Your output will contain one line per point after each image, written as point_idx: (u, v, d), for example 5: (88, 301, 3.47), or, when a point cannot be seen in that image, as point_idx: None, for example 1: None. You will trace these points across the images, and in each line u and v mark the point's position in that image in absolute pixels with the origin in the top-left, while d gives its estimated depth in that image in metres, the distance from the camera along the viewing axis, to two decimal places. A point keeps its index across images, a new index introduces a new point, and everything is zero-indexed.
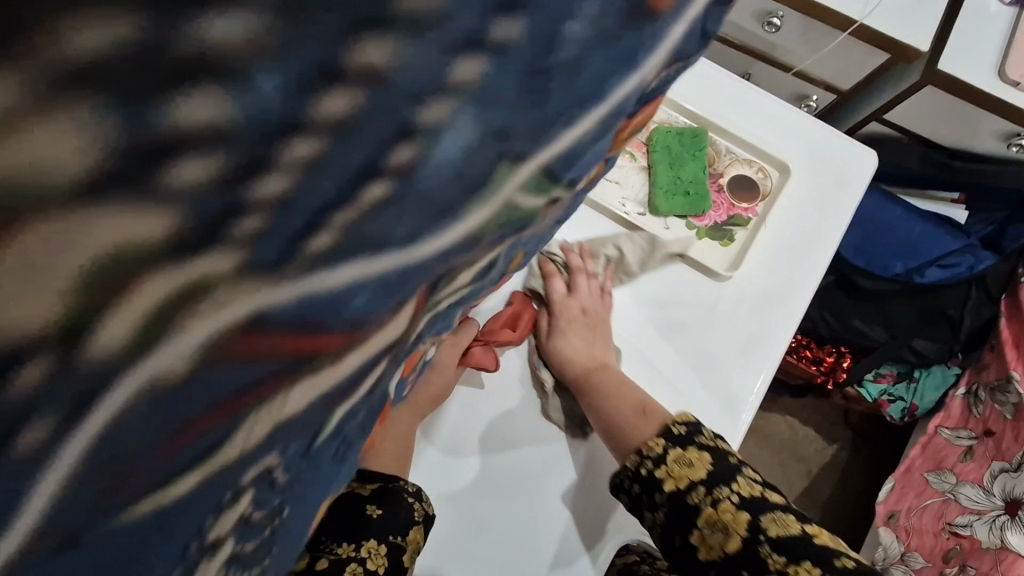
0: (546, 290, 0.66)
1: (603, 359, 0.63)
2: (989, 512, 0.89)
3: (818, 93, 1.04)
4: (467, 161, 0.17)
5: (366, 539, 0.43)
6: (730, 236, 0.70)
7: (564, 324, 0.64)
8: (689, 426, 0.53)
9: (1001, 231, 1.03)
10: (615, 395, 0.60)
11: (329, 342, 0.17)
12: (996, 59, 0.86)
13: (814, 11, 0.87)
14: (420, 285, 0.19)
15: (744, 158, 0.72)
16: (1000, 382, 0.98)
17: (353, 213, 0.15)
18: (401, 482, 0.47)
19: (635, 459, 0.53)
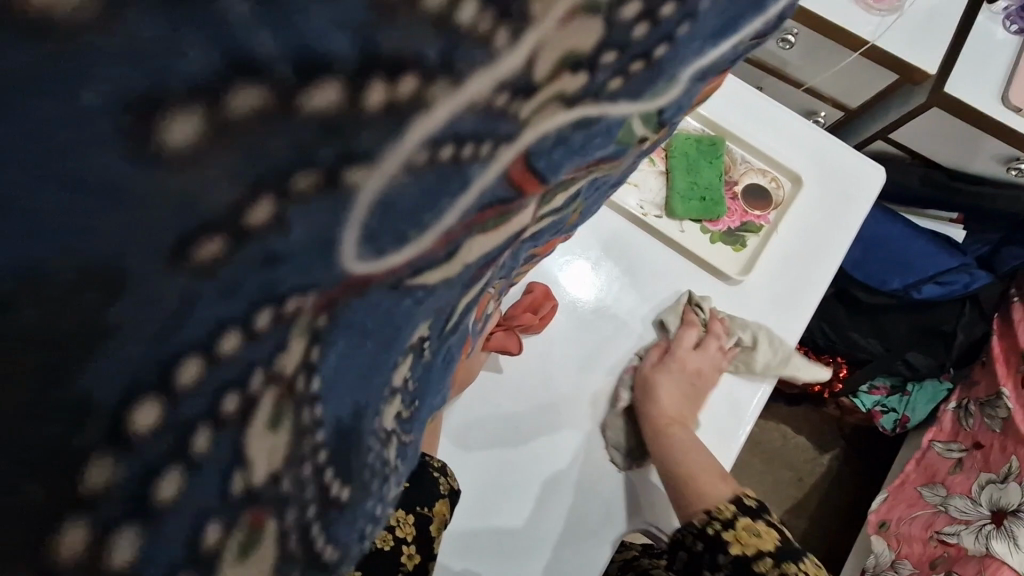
0: (677, 333, 0.67)
1: (687, 418, 0.64)
2: (976, 522, 0.91)
3: (827, 109, 1.07)
4: (586, 104, 0.18)
5: (396, 510, 0.47)
6: (742, 242, 0.73)
7: (673, 370, 0.65)
8: (759, 503, 0.58)
9: (996, 252, 1.05)
10: (685, 451, 0.61)
11: (448, 255, 0.19)
12: (999, 85, 0.89)
13: (827, 31, 0.90)
14: (515, 214, 0.21)
15: (758, 167, 0.75)
16: (990, 397, 1.01)
17: (499, 154, 0.17)
18: (427, 458, 0.51)
19: (703, 518, 0.57)
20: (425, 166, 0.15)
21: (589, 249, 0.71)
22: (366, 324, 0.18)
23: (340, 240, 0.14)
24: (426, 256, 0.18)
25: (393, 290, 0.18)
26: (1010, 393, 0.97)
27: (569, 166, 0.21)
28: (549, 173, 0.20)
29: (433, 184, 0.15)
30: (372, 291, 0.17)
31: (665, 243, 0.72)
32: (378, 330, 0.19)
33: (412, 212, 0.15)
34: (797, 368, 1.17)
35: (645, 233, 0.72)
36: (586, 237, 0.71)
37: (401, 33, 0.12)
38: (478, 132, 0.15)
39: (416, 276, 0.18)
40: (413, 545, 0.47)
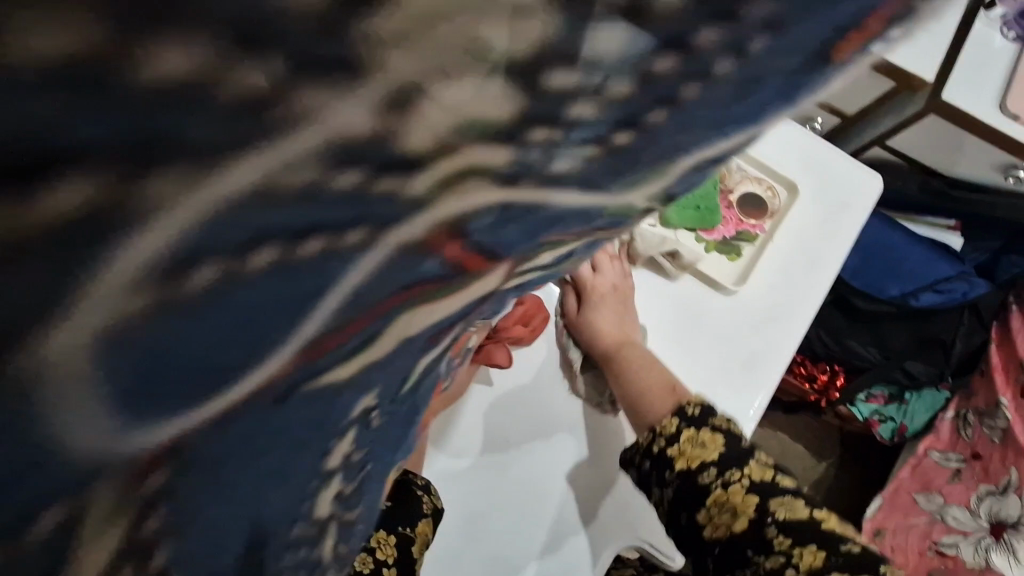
0: (572, 270, 0.66)
1: (631, 336, 0.64)
2: (974, 533, 0.92)
3: (824, 116, 1.06)
4: (522, 191, 0.15)
5: (376, 531, 0.46)
6: (737, 251, 0.71)
7: (595, 301, 0.64)
8: (703, 407, 0.54)
9: (996, 260, 1.05)
10: (643, 368, 0.61)
11: (363, 344, 0.18)
12: (997, 93, 0.88)
13: None
14: (475, 282, 0.19)
15: (754, 176, 0.73)
16: (989, 407, 1.00)
17: (377, 241, 0.15)
18: (410, 476, 0.51)
19: (648, 436, 0.54)
20: (206, 280, 0.13)
21: None
22: (235, 429, 0.16)
23: (107, 375, 0.13)
24: (297, 362, 0.16)
25: (258, 398, 0.16)
26: (1008, 403, 0.97)
27: (521, 244, 0.18)
28: (495, 245, 0.17)
29: (245, 296, 0.13)
30: (213, 409, 0.15)
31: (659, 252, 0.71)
32: (262, 426, 0.17)
33: (224, 328, 0.14)
34: (794, 376, 1.15)
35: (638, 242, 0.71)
36: None
37: (78, 135, 0.10)
38: (302, 236, 0.13)
39: (306, 374, 0.17)
40: (393, 567, 0.46)
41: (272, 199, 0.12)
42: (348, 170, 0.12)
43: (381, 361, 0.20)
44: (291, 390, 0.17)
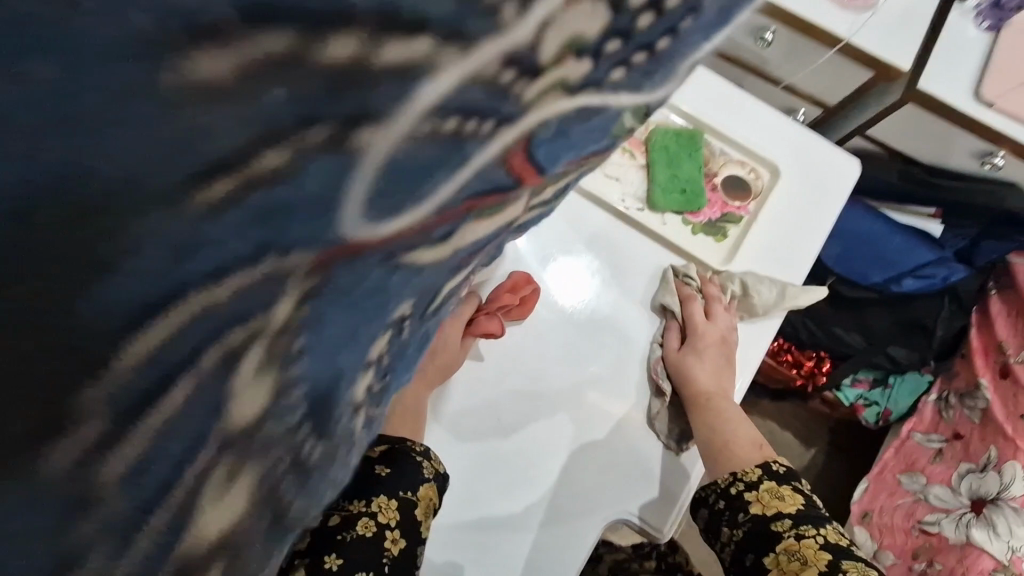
0: (685, 310, 0.69)
1: (724, 389, 0.67)
2: (955, 510, 0.94)
3: (805, 107, 1.09)
4: (587, 99, 0.23)
5: (377, 496, 0.49)
6: (723, 233, 0.73)
7: (703, 346, 0.67)
8: (786, 469, 0.60)
9: (975, 246, 1.08)
10: (735, 425, 0.64)
11: (451, 227, 0.24)
12: (972, 82, 0.91)
13: (802, 28, 0.92)
14: (511, 197, 0.26)
15: (736, 160, 0.76)
16: (969, 389, 1.02)
17: (506, 131, 0.21)
18: (409, 444, 0.53)
19: (727, 479, 0.59)
20: (419, 132, 0.18)
21: (570, 241, 0.72)
22: (370, 275, 0.23)
23: (338, 198, 0.18)
24: (424, 225, 0.22)
25: (392, 250, 0.22)
26: (987, 383, 1.00)
27: (562, 155, 0.25)
28: (547, 159, 0.25)
29: (431, 154, 0.19)
30: (375, 246, 0.21)
31: (648, 236, 0.73)
32: (381, 282, 0.24)
33: (418, 176, 0.20)
34: (781, 363, 1.18)
35: (628, 227, 0.73)
36: (566, 228, 0.72)
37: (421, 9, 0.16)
38: (476, 115, 0.19)
39: (422, 241, 0.23)
40: (396, 530, 0.49)
41: (477, 81, 0.18)
42: (514, 71, 0.19)
43: (450, 248, 0.26)
44: (395, 252, 0.23)
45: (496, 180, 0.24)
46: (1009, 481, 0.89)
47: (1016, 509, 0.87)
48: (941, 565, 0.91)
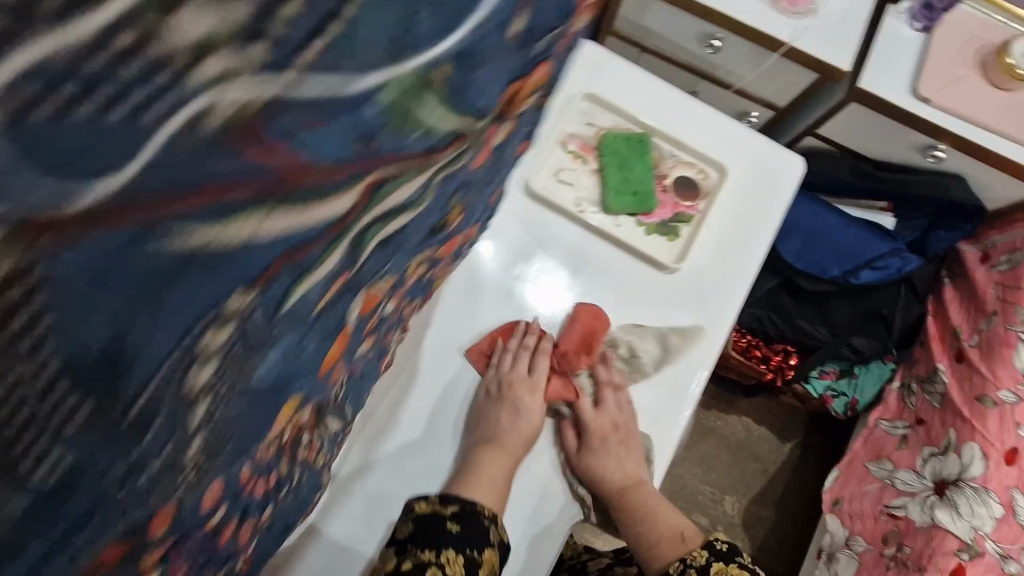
0: (573, 412, 0.72)
1: (638, 477, 0.70)
2: (920, 493, 0.95)
3: (758, 110, 1.13)
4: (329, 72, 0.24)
5: (444, 548, 0.57)
6: (675, 232, 0.76)
7: (595, 443, 0.68)
8: (730, 545, 0.64)
9: (927, 236, 1.12)
10: (649, 516, 0.68)
11: (220, 220, 0.22)
12: (910, 80, 0.95)
13: (746, 34, 0.95)
14: (287, 206, 0.24)
15: (686, 161, 0.78)
16: (929, 374, 1.06)
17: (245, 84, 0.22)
18: (478, 507, 0.60)
19: (677, 566, 0.64)
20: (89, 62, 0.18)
21: (529, 247, 0.74)
22: (101, 263, 0.19)
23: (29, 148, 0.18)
24: (149, 189, 0.20)
25: (130, 233, 0.20)
26: (945, 368, 1.03)
27: (328, 137, 0.24)
28: (311, 137, 0.24)
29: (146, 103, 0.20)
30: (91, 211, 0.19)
31: (608, 240, 0.75)
32: (138, 285, 0.20)
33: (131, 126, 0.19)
34: (750, 358, 1.21)
35: (597, 237, 0.75)
36: (525, 235, 0.74)
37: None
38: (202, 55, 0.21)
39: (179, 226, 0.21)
40: None
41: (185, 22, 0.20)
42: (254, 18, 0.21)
43: (246, 257, 0.23)
44: (144, 235, 0.20)
45: (236, 160, 0.22)
46: (968, 462, 0.91)
47: (975, 488, 0.88)
48: (909, 548, 0.91)
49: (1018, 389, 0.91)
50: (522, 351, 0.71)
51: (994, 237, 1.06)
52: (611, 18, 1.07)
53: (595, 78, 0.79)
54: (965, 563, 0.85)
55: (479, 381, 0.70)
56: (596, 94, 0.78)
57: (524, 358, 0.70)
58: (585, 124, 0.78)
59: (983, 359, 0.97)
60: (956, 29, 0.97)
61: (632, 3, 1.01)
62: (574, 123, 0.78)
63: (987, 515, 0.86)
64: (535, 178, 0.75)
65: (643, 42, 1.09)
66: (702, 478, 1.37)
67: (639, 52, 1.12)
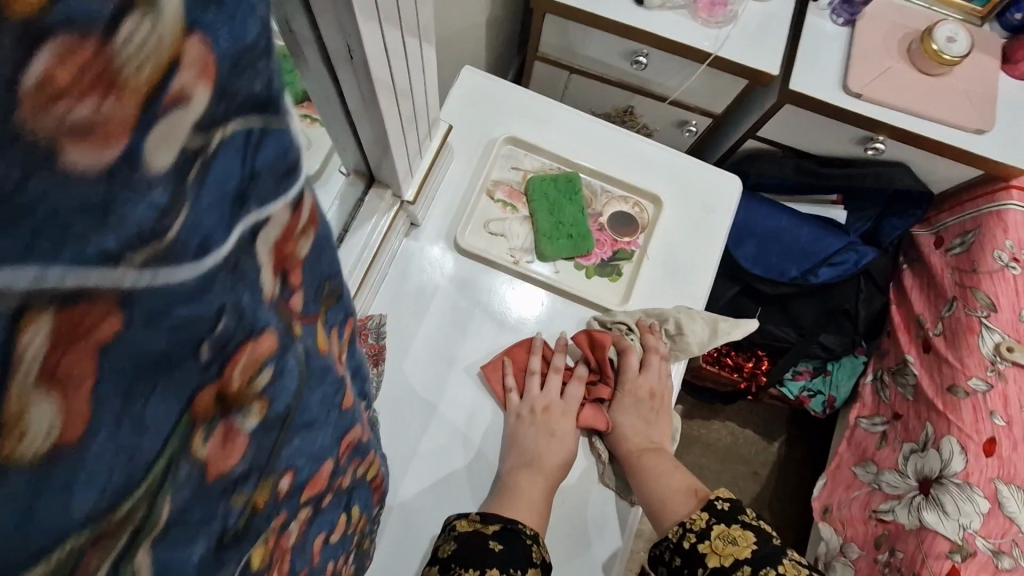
0: (620, 361, 0.71)
1: (660, 444, 0.68)
2: (906, 495, 0.93)
3: (696, 119, 1.10)
4: None
5: (489, 567, 0.53)
6: (618, 271, 0.74)
7: (630, 402, 0.69)
8: (732, 503, 0.60)
9: (880, 224, 1.11)
10: (662, 475, 0.65)
11: None
12: (839, 75, 0.94)
13: (670, 49, 0.93)
14: None
15: (619, 196, 0.76)
16: (899, 365, 1.05)
17: None
18: (520, 526, 0.57)
19: (677, 530, 0.60)
20: None
21: (463, 312, 0.70)
22: None
23: None
24: None
25: None
26: (914, 359, 1.02)
27: None
28: None
29: None
30: None
31: (551, 290, 0.72)
32: None
33: None
34: (722, 367, 1.19)
35: (515, 281, 0.72)
36: (459, 298, 0.70)
37: None
38: None
39: None
40: None
41: None
42: None
43: None
44: None
45: None
46: (948, 457, 0.89)
47: (959, 485, 0.86)
48: (901, 553, 0.89)
49: (987, 375, 0.89)
50: (549, 374, 0.69)
51: (944, 220, 1.06)
52: (534, 44, 1.03)
53: (511, 123, 0.76)
54: (958, 564, 0.82)
55: (506, 412, 0.67)
56: (517, 137, 0.75)
57: (553, 382, 0.68)
58: (510, 169, 0.75)
59: (949, 347, 0.96)
60: (878, 20, 0.95)
61: (551, 28, 0.98)
62: (498, 171, 0.75)
63: (974, 512, 0.83)
64: (462, 235, 0.71)
65: (569, 64, 1.06)
66: None
67: (568, 75, 1.08)
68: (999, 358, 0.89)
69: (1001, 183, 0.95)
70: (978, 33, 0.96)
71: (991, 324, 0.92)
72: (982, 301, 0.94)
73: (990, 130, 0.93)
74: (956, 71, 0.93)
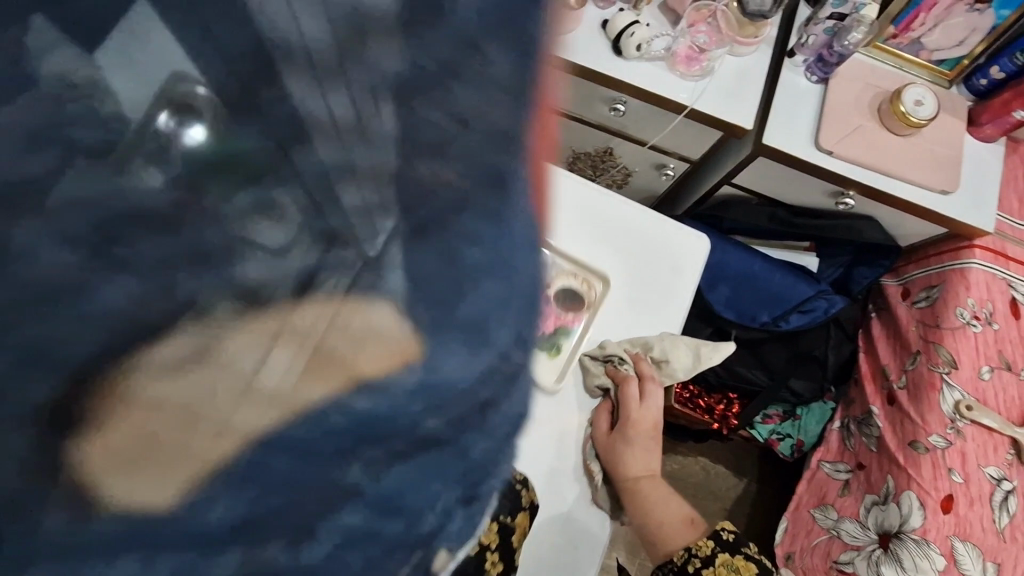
0: (621, 393, 0.70)
1: (655, 471, 0.69)
2: (866, 547, 0.94)
3: (674, 162, 1.11)
4: None
5: (483, 517, 0.54)
6: (558, 347, 0.71)
7: (634, 435, 0.68)
8: (735, 536, 0.66)
9: (849, 273, 1.14)
10: (663, 503, 0.67)
11: None
12: (811, 131, 0.95)
13: (648, 99, 0.94)
14: None
15: (568, 270, 0.73)
16: (864, 415, 1.07)
17: None
18: (509, 472, 0.58)
19: (683, 555, 0.65)
20: None
21: None
22: None
23: None
24: None
25: None
26: (879, 411, 1.04)
27: None
28: None
29: None
30: None
31: None
32: None
33: None
34: (694, 408, 1.18)
35: None
36: None
37: None
38: None
39: None
40: (496, 551, 0.55)
41: None
42: None
43: None
44: None
45: None
46: (907, 512, 0.90)
47: (916, 541, 0.87)
48: None
49: (946, 433, 0.92)
50: None
51: (910, 272, 1.08)
52: None
53: None
54: None
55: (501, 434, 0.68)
56: None
57: None
58: None
59: (910, 401, 0.98)
60: (851, 80, 0.97)
61: None
62: None
63: (930, 569, 0.85)
64: None
65: None
66: None
67: None
68: (959, 417, 0.91)
69: (965, 242, 0.98)
70: (946, 96, 0.99)
71: (951, 381, 0.94)
72: (943, 358, 0.96)
73: (955, 191, 0.95)
74: (924, 132, 0.96)
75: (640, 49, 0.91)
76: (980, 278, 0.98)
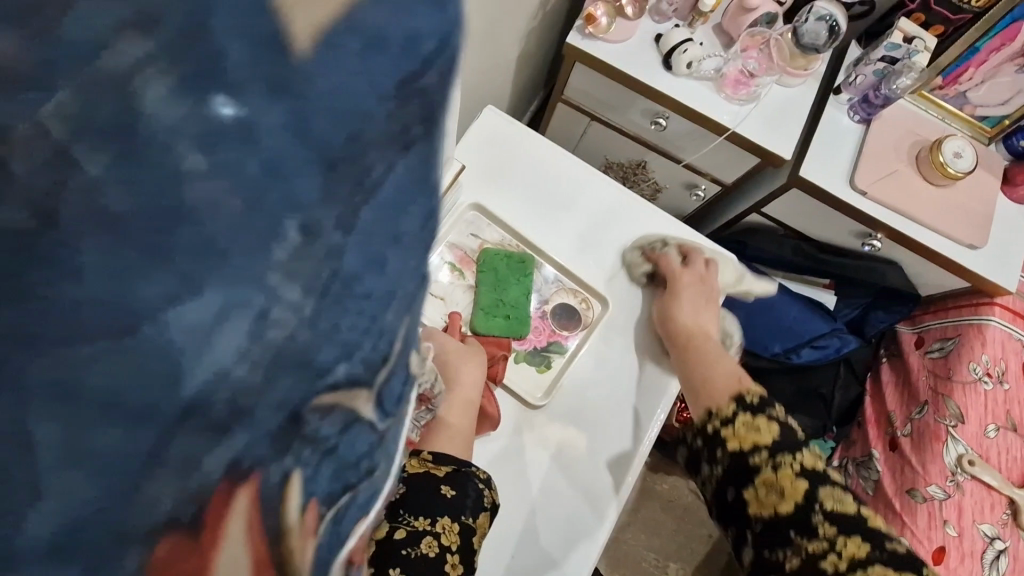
0: (665, 266, 0.77)
1: (707, 327, 0.73)
2: None
3: (705, 184, 1.11)
4: None
5: (440, 516, 0.52)
6: (547, 362, 0.74)
7: (684, 291, 0.75)
8: (762, 398, 0.59)
9: (865, 315, 1.14)
10: (716, 359, 0.68)
11: None
12: (847, 169, 0.96)
13: (689, 117, 0.95)
14: None
15: (569, 288, 0.77)
16: (864, 458, 1.07)
17: None
18: (473, 469, 0.57)
19: (704, 416, 0.60)
20: None
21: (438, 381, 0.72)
22: None
23: None
24: None
25: None
26: (880, 455, 1.04)
27: None
28: None
29: None
30: None
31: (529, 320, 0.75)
32: None
33: None
34: None
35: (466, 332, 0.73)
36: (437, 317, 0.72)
37: None
38: None
39: None
40: (456, 554, 0.51)
41: None
42: None
43: None
44: None
45: None
46: None
47: None
48: None
49: (946, 485, 0.92)
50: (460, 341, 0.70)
51: (927, 322, 1.08)
52: (561, 87, 1.04)
53: (482, 189, 0.79)
54: None
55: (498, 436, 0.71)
56: (482, 206, 0.77)
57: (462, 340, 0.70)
58: (469, 236, 0.76)
59: (913, 450, 0.98)
60: (892, 125, 0.98)
61: (578, 77, 1.00)
62: (453, 235, 0.76)
63: None
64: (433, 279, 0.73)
65: (589, 111, 1.08)
66: (647, 548, 1.31)
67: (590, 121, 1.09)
68: (960, 470, 0.92)
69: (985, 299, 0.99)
70: (983, 153, 1.00)
71: (957, 435, 0.94)
72: (951, 411, 0.96)
73: (982, 247, 0.95)
74: (958, 185, 0.97)
75: (690, 67, 0.92)
76: (996, 336, 0.99)
